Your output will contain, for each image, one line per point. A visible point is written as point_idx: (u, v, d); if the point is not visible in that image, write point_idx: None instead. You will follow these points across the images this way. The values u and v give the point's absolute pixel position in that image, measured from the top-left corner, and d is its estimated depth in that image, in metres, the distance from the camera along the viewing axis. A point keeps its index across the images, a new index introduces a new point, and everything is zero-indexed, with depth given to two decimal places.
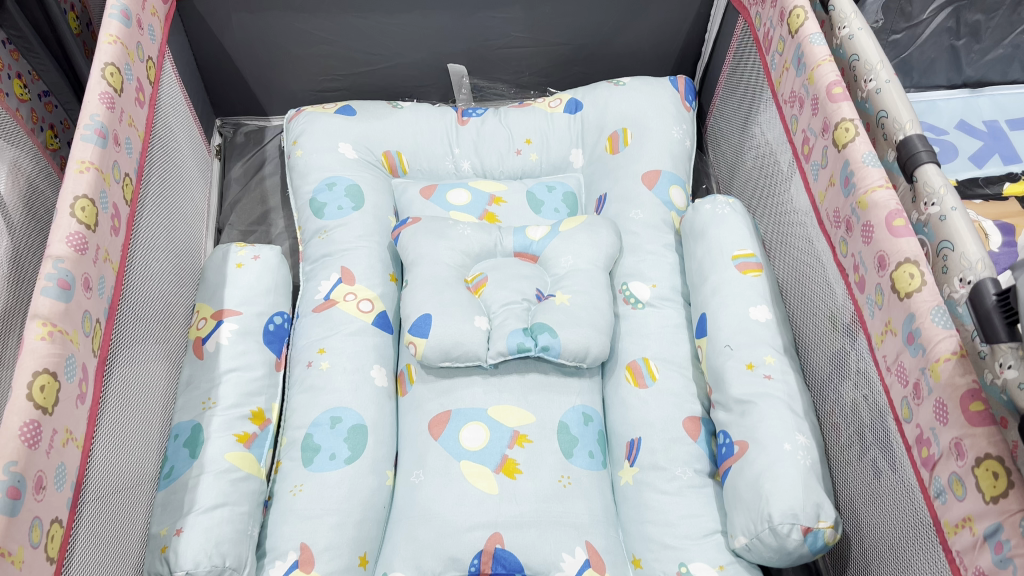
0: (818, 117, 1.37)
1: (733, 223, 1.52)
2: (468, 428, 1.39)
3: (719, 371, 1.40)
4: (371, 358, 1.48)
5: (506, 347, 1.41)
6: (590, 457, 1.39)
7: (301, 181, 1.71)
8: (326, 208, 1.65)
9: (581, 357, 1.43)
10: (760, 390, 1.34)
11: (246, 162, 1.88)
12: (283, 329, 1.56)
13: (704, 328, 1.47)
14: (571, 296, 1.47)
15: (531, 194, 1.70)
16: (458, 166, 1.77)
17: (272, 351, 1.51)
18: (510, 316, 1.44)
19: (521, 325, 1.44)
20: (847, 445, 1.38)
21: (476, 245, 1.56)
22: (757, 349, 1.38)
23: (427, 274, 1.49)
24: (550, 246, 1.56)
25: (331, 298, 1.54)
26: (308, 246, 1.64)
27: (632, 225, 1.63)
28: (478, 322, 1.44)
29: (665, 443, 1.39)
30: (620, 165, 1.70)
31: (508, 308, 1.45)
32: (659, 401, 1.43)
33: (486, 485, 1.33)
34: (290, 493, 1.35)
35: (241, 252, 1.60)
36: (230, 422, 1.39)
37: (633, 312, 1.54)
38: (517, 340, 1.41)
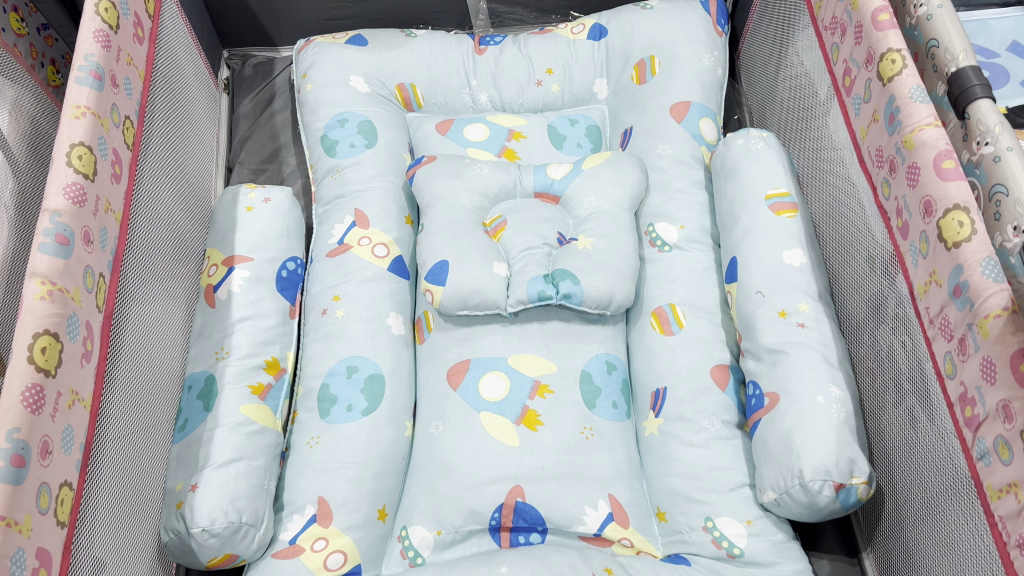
0: (861, 48, 1.27)
1: (767, 159, 1.44)
2: (488, 377, 1.35)
3: (750, 319, 1.34)
4: (388, 306, 1.43)
5: (527, 295, 1.36)
6: (613, 407, 1.35)
7: (312, 117, 1.64)
8: (338, 146, 1.58)
9: (604, 304, 1.37)
10: (794, 339, 1.28)
11: (255, 97, 1.76)
12: (297, 275, 1.48)
13: (734, 273, 1.39)
14: (594, 240, 1.41)
15: (553, 128, 1.62)
16: (476, 100, 1.68)
17: (286, 299, 1.44)
18: (530, 262, 1.39)
19: (542, 271, 1.38)
20: (884, 395, 1.32)
21: (496, 185, 1.49)
22: (790, 296, 1.32)
23: (444, 220, 1.43)
24: (572, 185, 1.48)
25: (345, 242, 1.48)
26: (320, 187, 1.58)
27: (660, 161, 1.54)
28: (497, 269, 1.38)
29: (691, 393, 1.34)
30: (647, 96, 1.61)
31: (530, 255, 1.40)
32: (686, 348, 1.37)
33: (506, 437, 1.30)
34: (306, 446, 1.32)
35: (251, 195, 1.51)
36: (244, 373, 1.34)
37: (660, 255, 1.47)
38: (538, 287, 1.36)
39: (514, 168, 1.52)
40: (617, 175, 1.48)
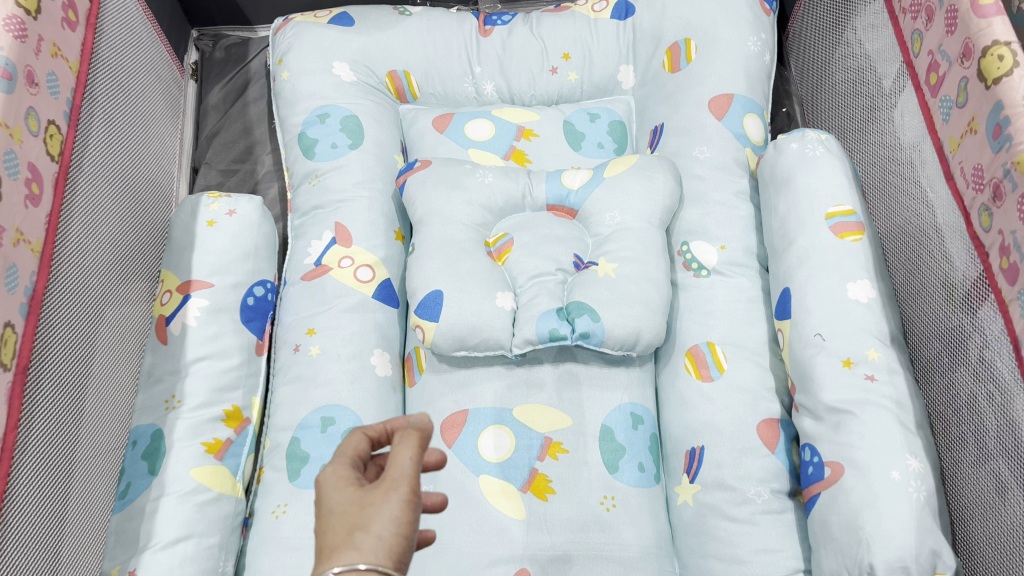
0: (955, 38, 1.03)
1: (828, 168, 1.20)
2: (489, 433, 1.12)
3: (806, 368, 1.10)
4: (372, 342, 1.21)
5: (537, 334, 1.14)
6: (640, 470, 1.12)
7: (288, 110, 1.40)
8: (317, 146, 1.34)
9: (629, 345, 1.15)
10: (861, 396, 1.05)
11: (226, 85, 1.52)
12: (266, 303, 1.26)
13: (786, 308, 1.16)
14: (618, 266, 1.18)
15: (569, 124, 1.38)
16: (480, 90, 1.44)
17: (252, 332, 1.22)
18: (541, 293, 1.17)
19: (555, 305, 1.16)
20: (954, 449, 1.08)
21: (501, 196, 1.25)
22: (857, 340, 1.09)
23: (440, 239, 1.20)
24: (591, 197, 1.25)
25: (323, 263, 1.26)
26: (297, 194, 1.35)
27: (696, 166, 1.30)
28: (501, 302, 1.16)
29: (734, 456, 1.11)
30: (681, 88, 1.36)
31: (541, 285, 1.17)
32: (726, 399, 1.15)
33: (510, 508, 1.08)
34: (271, 516, 1.10)
35: (213, 206, 1.28)
36: (198, 427, 1.12)
37: (696, 281, 1.24)
38: (549, 325, 1.13)
39: (522, 174, 1.28)
40: (645, 185, 1.24)
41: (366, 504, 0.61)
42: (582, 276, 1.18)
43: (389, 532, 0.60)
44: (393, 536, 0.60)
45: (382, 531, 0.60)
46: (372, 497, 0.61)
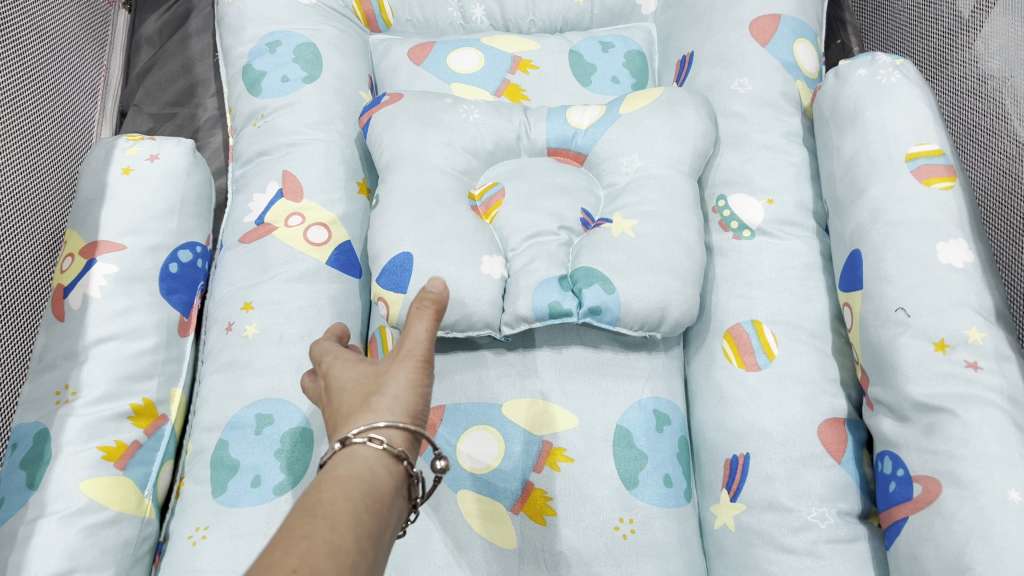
0: None
1: (906, 98, 0.94)
2: (472, 436, 0.87)
3: (885, 353, 0.85)
4: (326, 319, 0.96)
5: (533, 311, 0.87)
6: (666, 486, 0.87)
7: (232, 39, 1.15)
8: (264, 80, 1.09)
9: (653, 325, 0.89)
10: (961, 390, 0.79)
11: (164, 14, 1.27)
12: (195, 270, 1.01)
13: (855, 278, 0.91)
14: (638, 223, 0.92)
15: (576, 54, 1.12)
16: (467, 15, 1.18)
17: (175, 307, 0.97)
18: (539, 258, 0.91)
19: (557, 272, 0.90)
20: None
21: (491, 137, 0.99)
22: (952, 317, 0.83)
23: (411, 188, 0.94)
24: (601, 139, 0.99)
25: (265, 222, 1.00)
26: (240, 138, 1.10)
27: (734, 103, 1.04)
28: (489, 270, 0.90)
29: (789, 466, 0.86)
30: (714, 8, 1.10)
31: (540, 248, 0.91)
32: (777, 392, 0.89)
33: (497, 535, 0.83)
34: (188, 542, 0.84)
35: (132, 150, 1.03)
36: (97, 425, 0.87)
37: (736, 245, 0.98)
38: (550, 297, 0.87)
39: (516, 111, 1.02)
40: (671, 124, 0.99)
41: (380, 371, 0.53)
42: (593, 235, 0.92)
43: (410, 388, 0.51)
44: (412, 396, 0.51)
45: (399, 392, 0.51)
46: (385, 365, 0.53)
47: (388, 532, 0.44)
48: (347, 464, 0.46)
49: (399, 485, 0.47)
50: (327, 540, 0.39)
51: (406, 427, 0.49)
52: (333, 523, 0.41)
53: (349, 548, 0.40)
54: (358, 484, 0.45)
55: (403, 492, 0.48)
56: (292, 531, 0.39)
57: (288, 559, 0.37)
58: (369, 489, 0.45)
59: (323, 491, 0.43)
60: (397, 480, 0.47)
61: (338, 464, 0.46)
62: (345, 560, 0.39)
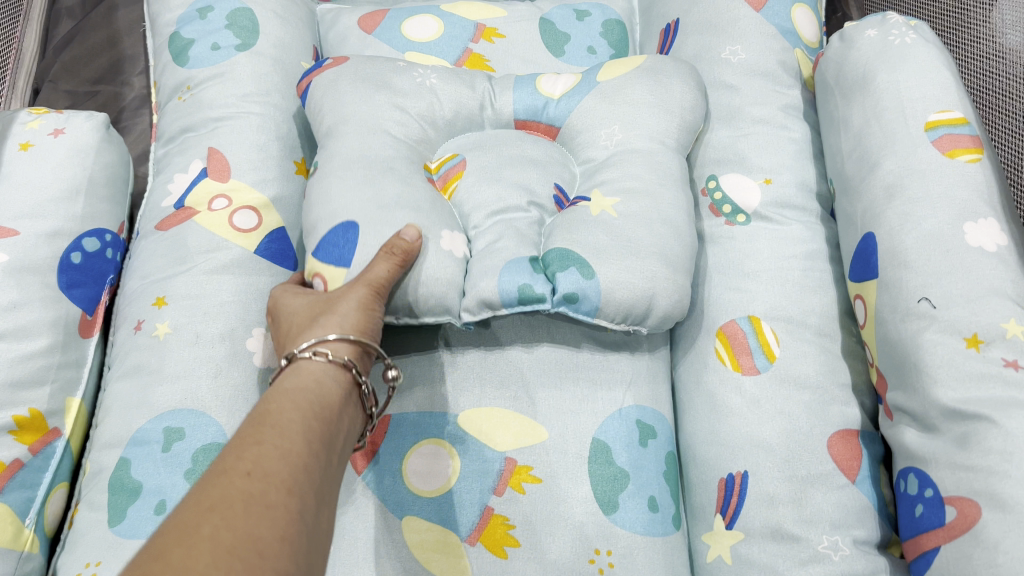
0: None
1: (924, 61, 0.82)
2: (421, 452, 0.73)
3: (907, 351, 0.72)
4: (253, 316, 0.82)
5: (499, 297, 0.73)
6: (651, 511, 0.73)
7: (160, 5, 1.02)
8: (192, 48, 0.96)
9: (637, 320, 0.76)
10: (1001, 392, 0.66)
11: None
12: (103, 262, 0.87)
13: (869, 265, 0.78)
14: (620, 202, 0.79)
15: (547, 22, 0.99)
16: None
17: (76, 303, 0.83)
18: (507, 236, 0.76)
19: (526, 253, 0.76)
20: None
21: (450, 106, 0.86)
22: (985, 307, 0.70)
23: (356, 157, 0.80)
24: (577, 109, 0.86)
25: (186, 205, 0.87)
26: (164, 114, 0.96)
27: (725, 73, 0.92)
28: (451, 247, 0.75)
29: (795, 487, 0.72)
30: None
31: (508, 225, 0.78)
32: (780, 400, 0.76)
33: (450, 571, 0.69)
34: None
35: (33, 124, 0.89)
36: None
37: (729, 231, 0.85)
38: (520, 279, 0.73)
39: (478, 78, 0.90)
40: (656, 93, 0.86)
41: (333, 297, 0.66)
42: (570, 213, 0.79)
43: (358, 313, 0.64)
44: (359, 315, 0.64)
45: (348, 312, 0.63)
46: (335, 294, 0.66)
47: (334, 432, 0.53)
48: (296, 376, 0.57)
49: (344, 393, 0.58)
50: (277, 445, 0.47)
51: (351, 340, 0.61)
52: (282, 430, 0.49)
53: (299, 450, 0.48)
54: (303, 396, 0.54)
55: (352, 396, 0.59)
56: (246, 440, 0.47)
57: (241, 464, 0.45)
58: (314, 397, 0.54)
59: (274, 402, 0.52)
60: (340, 391, 0.57)
61: (288, 378, 0.56)
62: (296, 462, 0.47)
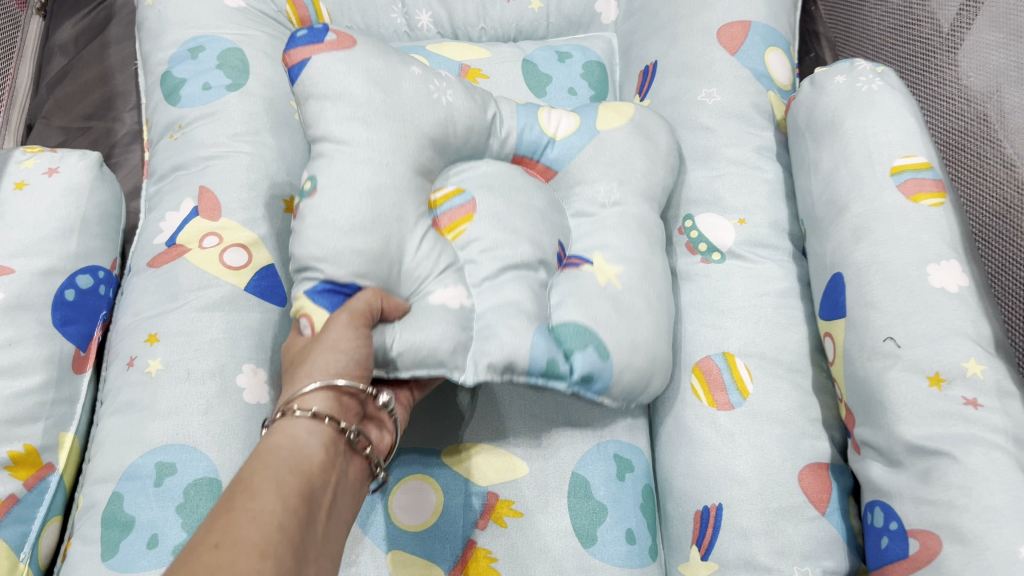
0: None
1: (891, 108, 0.85)
2: (405, 487, 0.75)
3: (873, 389, 0.75)
4: (243, 351, 0.84)
5: (527, 362, 0.72)
6: (629, 543, 0.75)
7: (152, 45, 1.04)
8: (184, 88, 0.99)
9: (636, 394, 0.79)
10: (962, 430, 0.70)
11: (81, 21, 1.16)
12: (96, 298, 0.89)
13: (838, 304, 0.81)
14: (622, 271, 0.80)
15: (529, 63, 1.03)
16: (413, 22, 1.09)
17: (70, 340, 0.85)
18: (523, 290, 0.75)
19: (540, 320, 0.75)
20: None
21: (465, 124, 0.82)
22: (948, 347, 0.73)
23: (364, 163, 0.74)
24: (577, 157, 0.87)
25: (178, 243, 0.89)
26: (156, 152, 0.99)
27: (701, 114, 0.95)
28: (443, 301, 0.72)
29: (768, 520, 0.75)
30: (679, 15, 1.02)
31: (515, 276, 0.76)
32: (754, 435, 0.79)
33: None
34: None
35: (28, 163, 0.91)
36: None
37: (706, 269, 0.88)
38: (546, 349, 0.72)
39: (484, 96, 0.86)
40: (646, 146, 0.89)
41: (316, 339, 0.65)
42: (573, 276, 0.80)
43: (323, 354, 0.63)
44: (335, 357, 0.63)
45: (323, 357, 0.63)
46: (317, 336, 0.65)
47: (314, 488, 0.54)
48: (274, 436, 0.57)
49: (324, 448, 0.58)
50: (251, 509, 0.49)
51: (326, 388, 0.60)
52: (255, 493, 0.50)
53: (272, 510, 0.49)
54: (279, 456, 0.55)
55: (333, 446, 0.59)
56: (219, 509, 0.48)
57: (214, 535, 0.46)
58: (291, 455, 0.55)
59: (250, 466, 0.53)
60: (319, 446, 0.57)
61: (267, 440, 0.57)
62: (271, 524, 0.49)
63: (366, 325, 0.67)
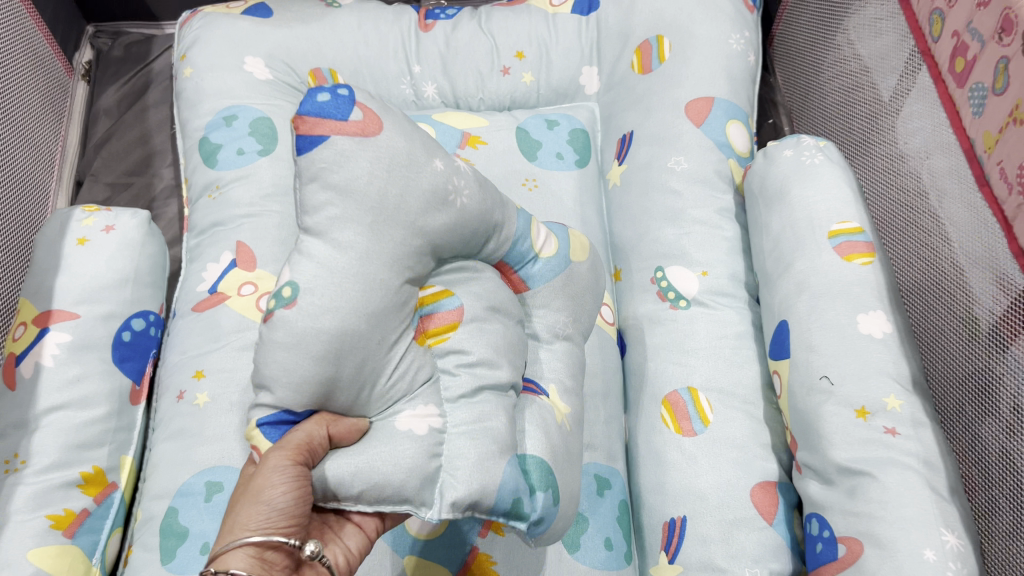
0: (987, 11, 0.83)
1: (830, 180, 1.01)
2: None
3: (810, 420, 0.90)
4: None
5: (493, 503, 0.70)
6: (607, 549, 0.90)
7: (190, 112, 1.18)
8: (220, 153, 1.13)
9: (555, 544, 0.80)
10: (881, 454, 0.84)
11: (122, 86, 1.30)
12: (148, 338, 1.03)
13: (784, 345, 0.96)
14: (569, 409, 0.84)
15: (522, 130, 1.18)
16: (420, 92, 1.24)
17: (127, 375, 0.99)
18: (500, 413, 0.74)
19: (511, 448, 0.74)
20: (985, 515, 0.89)
21: (467, 228, 0.78)
22: (873, 385, 0.88)
23: (356, 243, 0.66)
24: (548, 284, 0.87)
25: (219, 290, 1.03)
26: (195, 209, 1.13)
27: (671, 180, 1.10)
28: (411, 426, 0.69)
29: (724, 529, 0.89)
30: (653, 91, 1.17)
31: (494, 400, 0.74)
32: (714, 458, 0.93)
33: None
34: None
35: (87, 221, 1.05)
36: (46, 494, 0.88)
37: (674, 315, 1.03)
38: (513, 489, 0.71)
39: (495, 201, 0.83)
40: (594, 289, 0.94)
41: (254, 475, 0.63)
42: (537, 403, 0.80)
43: (247, 502, 0.60)
44: (259, 505, 0.60)
45: (250, 502, 0.61)
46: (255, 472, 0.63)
47: None
48: None
49: None
50: None
51: (243, 546, 0.58)
52: None
53: None
54: None
55: None
56: None
57: None
58: None
59: None
60: None
61: None
62: None
63: (303, 458, 0.63)
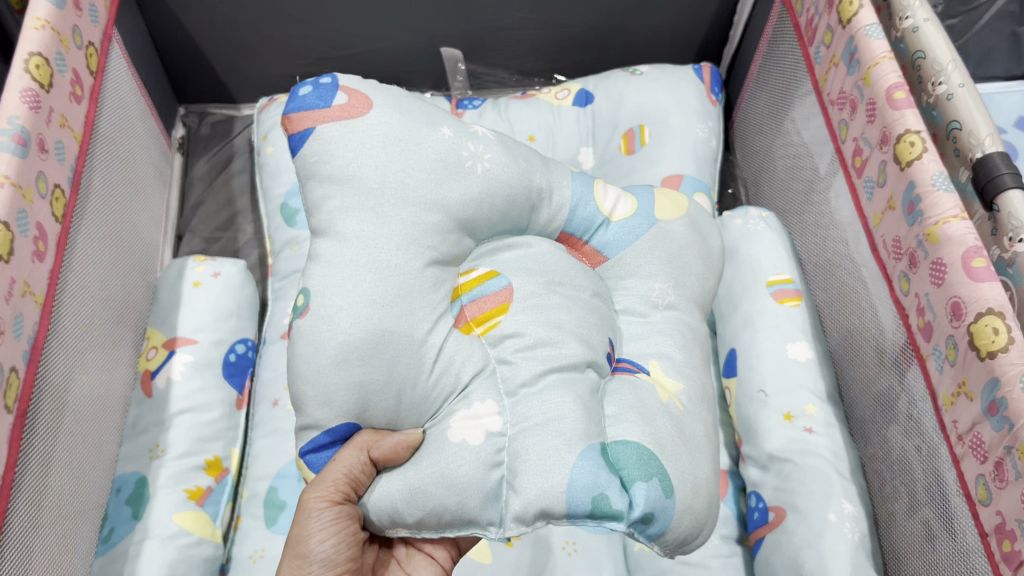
0: (874, 126, 1.15)
1: (769, 242, 1.33)
2: None
3: (751, 422, 1.20)
4: None
5: (568, 509, 0.77)
6: None
7: (271, 182, 1.50)
8: (297, 216, 1.44)
9: (690, 536, 0.84)
10: (800, 446, 1.15)
11: (212, 158, 1.64)
12: (247, 359, 1.34)
13: (733, 366, 1.26)
14: (680, 390, 0.91)
15: None
16: None
17: (233, 387, 1.29)
18: (555, 409, 0.82)
19: (593, 442, 0.81)
20: (884, 496, 1.18)
21: (503, 196, 0.92)
22: (797, 396, 1.19)
23: (361, 231, 0.82)
24: (628, 246, 1.01)
25: None
26: (278, 260, 1.43)
27: None
28: (464, 437, 0.82)
29: None
30: (636, 169, 1.49)
31: (560, 383, 0.84)
32: None
33: (478, 553, 1.12)
34: (249, 560, 1.14)
35: (199, 268, 1.36)
36: (181, 474, 1.18)
37: None
38: (595, 491, 0.77)
39: (541, 173, 0.99)
40: (700, 244, 1.04)
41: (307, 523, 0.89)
42: (636, 381, 0.90)
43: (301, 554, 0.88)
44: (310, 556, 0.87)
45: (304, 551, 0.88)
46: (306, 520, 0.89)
47: None
48: None
49: None
50: None
51: None
52: None
53: None
54: None
55: None
56: None
57: None
58: None
59: None
60: None
61: None
62: None
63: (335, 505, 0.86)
